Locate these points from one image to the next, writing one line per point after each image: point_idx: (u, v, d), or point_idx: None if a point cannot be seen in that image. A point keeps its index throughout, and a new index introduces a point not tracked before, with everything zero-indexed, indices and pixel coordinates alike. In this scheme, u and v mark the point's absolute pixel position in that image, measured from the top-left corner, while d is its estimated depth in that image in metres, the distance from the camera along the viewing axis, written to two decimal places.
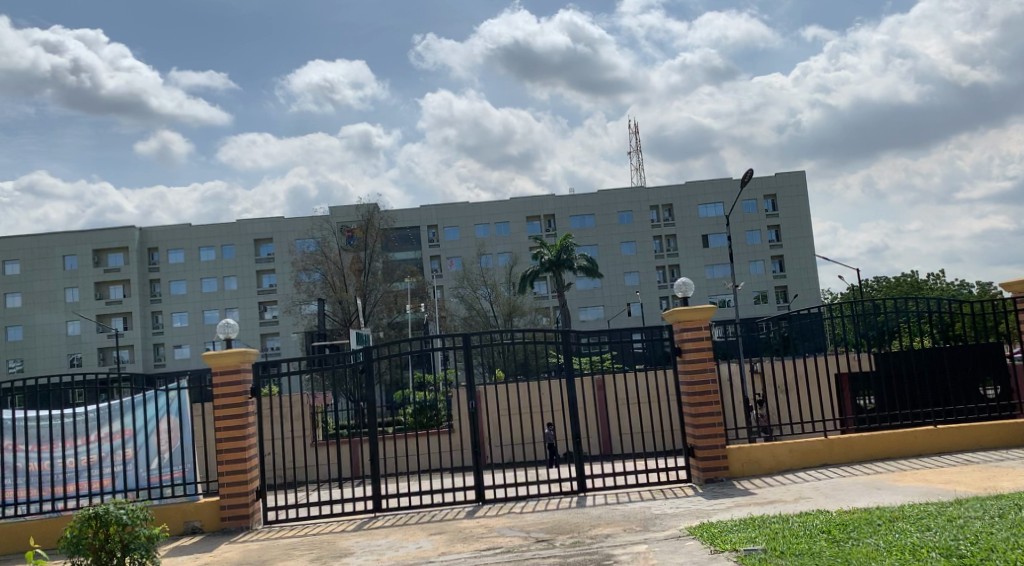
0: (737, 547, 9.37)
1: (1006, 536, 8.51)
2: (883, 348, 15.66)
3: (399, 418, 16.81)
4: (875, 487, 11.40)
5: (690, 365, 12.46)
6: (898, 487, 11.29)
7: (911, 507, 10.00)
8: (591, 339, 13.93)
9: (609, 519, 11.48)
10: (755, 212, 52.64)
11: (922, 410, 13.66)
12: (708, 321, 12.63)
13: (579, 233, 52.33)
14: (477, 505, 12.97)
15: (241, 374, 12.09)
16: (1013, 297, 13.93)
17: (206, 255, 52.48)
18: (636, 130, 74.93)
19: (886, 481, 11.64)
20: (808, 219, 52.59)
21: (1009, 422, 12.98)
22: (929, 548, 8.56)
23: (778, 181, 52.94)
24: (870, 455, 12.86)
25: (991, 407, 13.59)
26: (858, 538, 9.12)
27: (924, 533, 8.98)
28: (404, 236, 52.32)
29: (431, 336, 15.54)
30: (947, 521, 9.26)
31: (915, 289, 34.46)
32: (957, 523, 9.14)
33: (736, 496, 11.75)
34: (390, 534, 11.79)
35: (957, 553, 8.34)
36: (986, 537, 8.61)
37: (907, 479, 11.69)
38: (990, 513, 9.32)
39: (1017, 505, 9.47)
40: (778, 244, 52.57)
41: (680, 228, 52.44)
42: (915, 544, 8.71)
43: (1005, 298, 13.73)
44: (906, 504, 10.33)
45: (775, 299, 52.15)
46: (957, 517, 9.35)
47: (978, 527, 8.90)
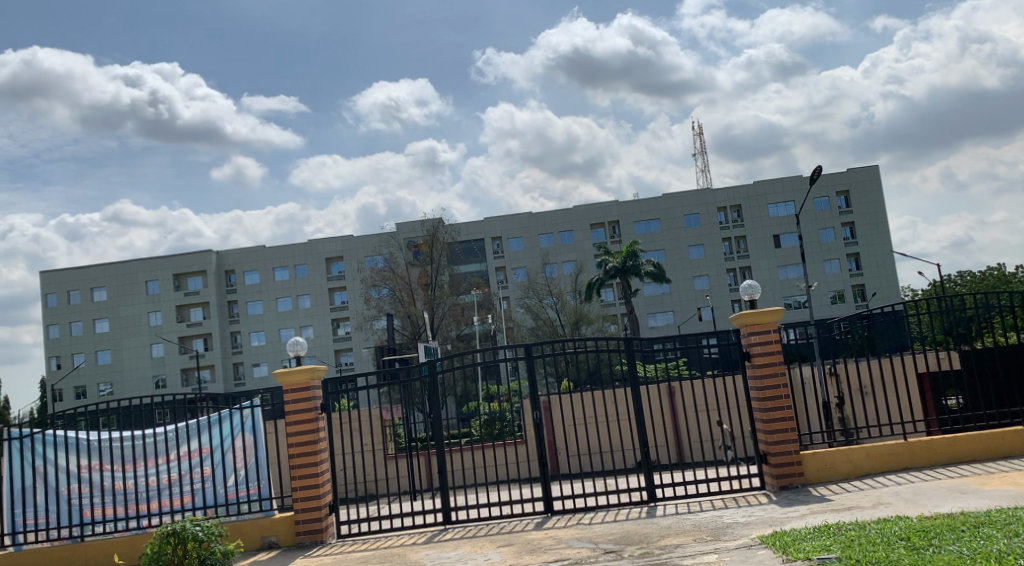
0: (811, 556, 9.03)
1: None
2: (969, 346, 14.88)
3: (467, 431, 16.73)
4: (959, 491, 10.86)
5: (760, 370, 12.12)
6: (984, 491, 10.75)
7: (998, 512, 9.48)
8: (658, 345, 13.64)
9: (679, 530, 11.21)
10: (828, 209, 51.29)
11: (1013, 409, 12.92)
12: (775, 324, 12.29)
13: (646, 238, 51.78)
14: (546, 517, 12.83)
15: (310, 391, 12.25)
16: None
17: (281, 275, 53.62)
18: (702, 137, 74.63)
19: (971, 486, 11.07)
20: (885, 213, 50.95)
21: None
22: (1017, 555, 8.08)
23: (850, 176, 51.47)
24: (959, 457, 12.27)
25: None
26: (940, 546, 8.69)
27: (1011, 539, 8.51)
28: (468, 249, 52.64)
29: (497, 349, 15.07)
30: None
31: (1003, 282, 32.85)
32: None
33: (811, 502, 11.37)
34: (459, 547, 11.76)
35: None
36: None
37: (994, 482, 11.11)
38: None
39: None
40: (853, 241, 51.07)
41: (751, 229, 51.42)
42: (1005, 550, 8.25)
43: None
44: (995, 508, 9.81)
45: (852, 299, 50.74)
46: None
47: None
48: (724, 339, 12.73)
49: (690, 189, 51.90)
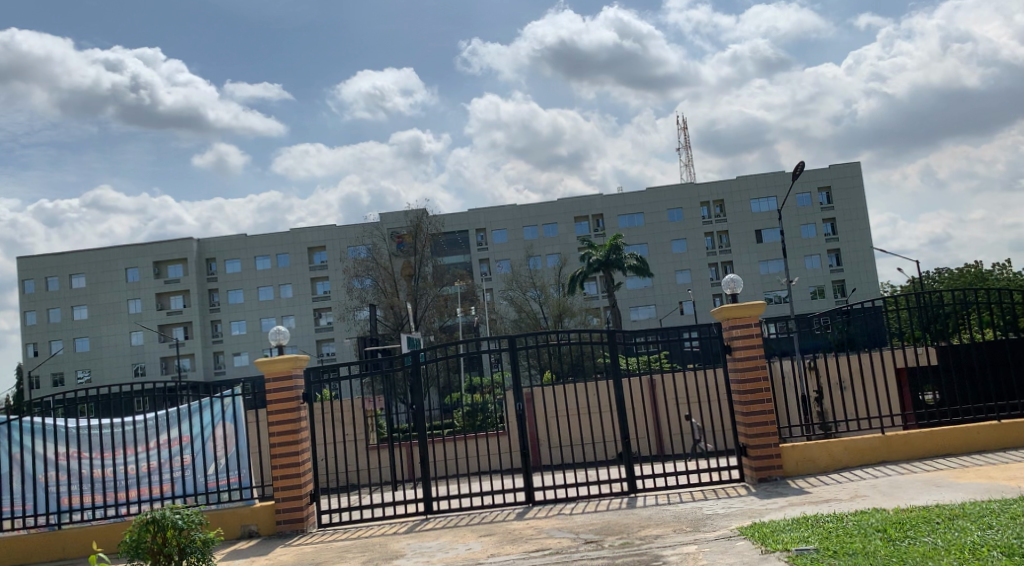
0: (789, 548, 9.13)
1: None
2: (946, 342, 15.01)
3: (447, 422, 16.82)
4: (934, 485, 11.02)
5: (742, 363, 12.23)
6: (958, 484, 10.92)
7: (973, 505, 9.63)
8: (641, 338, 13.73)
9: (659, 521, 11.31)
10: (809, 205, 51.61)
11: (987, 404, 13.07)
12: (757, 318, 12.40)
13: (630, 232, 51.96)
14: (527, 507, 12.89)
15: (293, 380, 12.24)
16: None
17: (262, 264, 53.38)
18: (687, 132, 74.95)
19: (946, 479, 11.23)
20: (865, 210, 51.38)
21: None
22: (990, 547, 8.23)
23: (831, 173, 51.84)
24: (933, 451, 12.45)
25: None
26: (916, 537, 8.82)
27: (985, 531, 8.65)
28: (453, 241, 52.39)
29: (479, 340, 15.12)
30: (1010, 518, 8.90)
31: (980, 279, 33.19)
32: (1021, 521, 8.78)
33: (789, 494, 11.50)
34: (440, 537, 11.79)
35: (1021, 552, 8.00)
36: None
37: (968, 476, 11.28)
38: None
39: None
40: (834, 237, 51.44)
41: (733, 224, 51.67)
42: (977, 542, 8.40)
43: None
44: (969, 501, 9.96)
45: (832, 294, 51.09)
46: (1021, 515, 8.98)
47: None
48: (705, 333, 12.81)
49: (673, 183, 52.11)
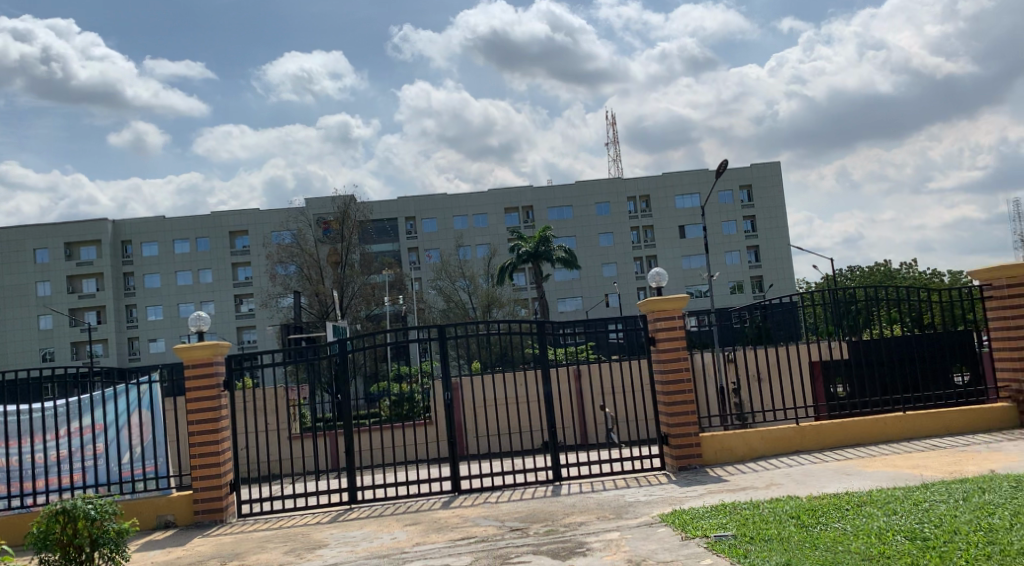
0: (708, 534, 9.42)
1: (969, 519, 8.59)
2: (857, 337, 15.53)
3: (374, 411, 16.77)
4: (843, 473, 11.48)
5: (665, 355, 12.50)
6: (866, 473, 11.39)
7: (879, 492, 10.09)
8: (568, 329, 13.89)
9: (582, 508, 11.51)
10: (731, 202, 52.82)
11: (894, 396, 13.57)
12: (681, 311, 12.68)
13: (559, 224, 52.28)
14: (453, 496, 12.95)
15: (214, 367, 12.01)
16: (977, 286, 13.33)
17: (181, 248, 51.99)
18: (614, 125, 75.78)
19: (855, 468, 11.71)
20: (784, 209, 52.88)
21: (973, 409, 12.91)
22: (895, 531, 8.62)
23: (753, 172, 53.13)
24: (839, 441, 12.95)
25: (958, 393, 13.42)
26: (827, 523, 9.19)
27: (890, 517, 9.05)
28: (381, 228, 51.73)
29: (407, 329, 15.06)
30: (913, 504, 9.35)
31: (889, 277, 34.59)
32: (924, 507, 9.23)
33: (708, 482, 11.84)
34: (365, 526, 11.76)
35: (922, 535, 8.40)
36: (949, 520, 8.68)
37: (875, 465, 11.78)
38: (954, 497, 9.40)
39: (994, 487, 9.51)
40: (753, 234, 52.81)
41: (658, 219, 52.53)
42: (883, 527, 8.78)
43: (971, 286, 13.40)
44: (876, 488, 10.45)
45: (750, 289, 52.48)
46: (924, 501, 9.44)
47: (943, 511, 8.97)
48: (631, 325, 13.03)
49: (600, 177, 52.67)
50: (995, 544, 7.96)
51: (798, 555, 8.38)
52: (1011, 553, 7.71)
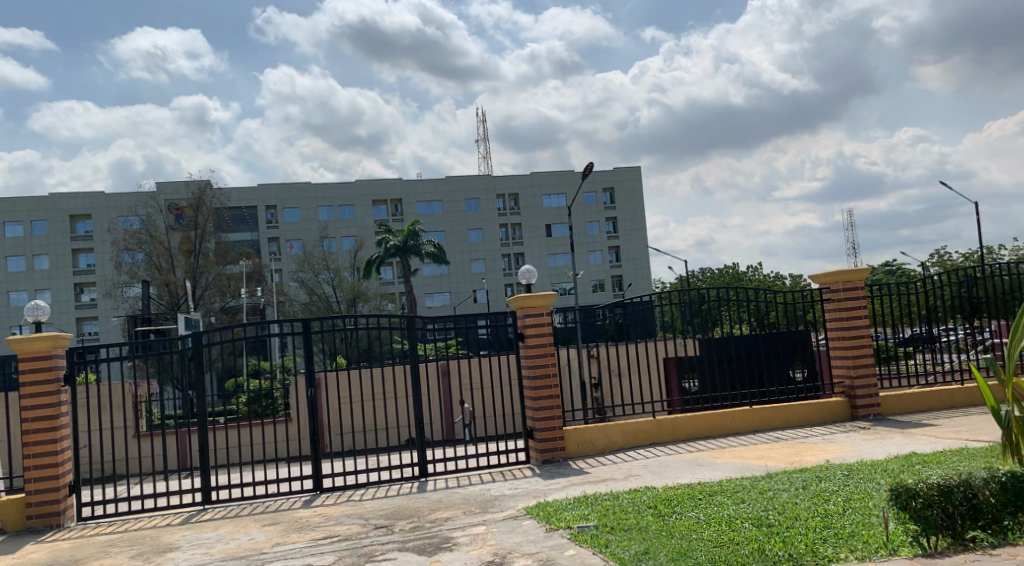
0: (572, 525, 9.42)
1: (809, 506, 8.34)
2: (707, 335, 15.80)
3: (230, 409, 16.04)
4: (697, 464, 11.74)
5: (532, 351, 12.53)
6: (717, 464, 11.64)
7: (729, 482, 10.25)
8: (436, 325, 13.70)
9: (448, 503, 11.38)
10: (595, 203, 53.86)
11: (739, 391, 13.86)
12: (549, 309, 12.75)
13: (428, 219, 51.88)
14: (315, 494, 12.53)
15: (52, 361, 11.13)
16: (818, 288, 13.64)
17: (14, 231, 48.37)
18: (481, 120, 75.91)
19: (706, 459, 11.99)
20: (643, 211, 54.58)
21: (812, 403, 13.33)
22: (743, 519, 8.26)
23: (615, 174, 54.36)
24: (695, 434, 13.24)
25: (798, 388, 13.74)
26: (682, 513, 9.15)
27: (737, 506, 8.85)
28: (239, 217, 49.86)
29: (269, 323, 14.44)
30: (759, 493, 9.28)
31: (736, 279, 36.15)
32: (768, 496, 9.14)
33: (571, 475, 11.93)
34: (220, 527, 11.20)
35: (767, 522, 7.96)
36: (790, 507, 8.43)
37: (724, 456, 12.04)
38: (795, 485, 9.31)
39: (835, 467, 9.91)
40: (614, 235, 54.16)
41: (525, 217, 53.14)
42: (731, 517, 8.46)
43: (810, 290, 13.67)
44: (724, 479, 10.61)
45: (611, 288, 53.85)
46: (768, 490, 9.39)
47: (784, 500, 8.79)
48: (498, 323, 13.01)
49: (471, 173, 52.51)
50: (834, 527, 7.57)
51: (654, 545, 7.66)
52: (844, 535, 7.31)
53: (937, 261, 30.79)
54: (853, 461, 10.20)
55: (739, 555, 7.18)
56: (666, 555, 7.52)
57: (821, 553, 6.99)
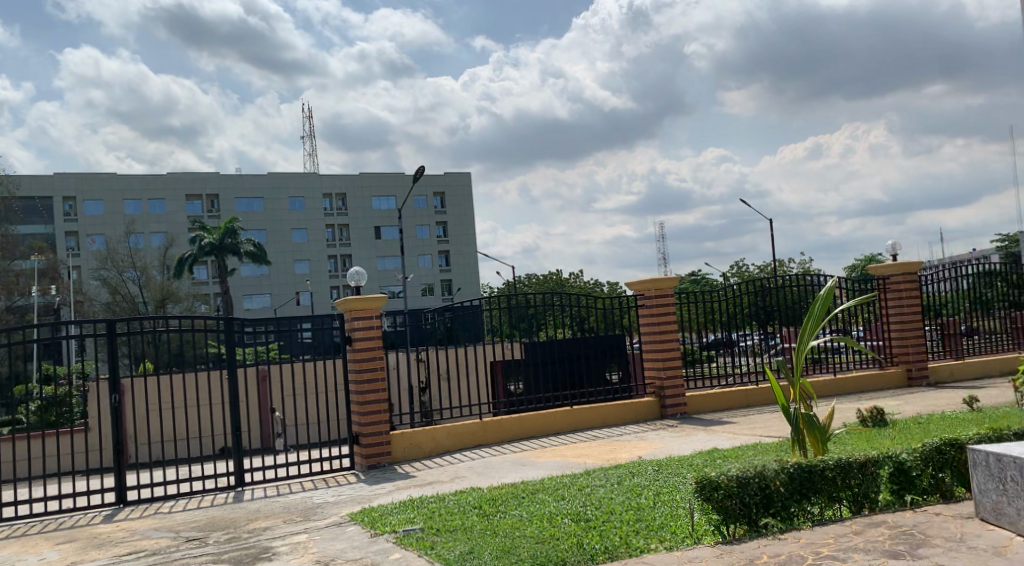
0: (396, 529, 9.11)
1: (624, 499, 7.68)
2: (532, 339, 15.71)
3: (18, 418, 14.62)
4: (521, 464, 11.43)
5: (359, 355, 12.14)
6: (540, 463, 11.29)
7: (551, 480, 9.75)
8: (256, 328, 12.96)
9: (267, 513, 10.81)
10: (425, 207, 53.48)
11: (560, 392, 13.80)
12: (379, 311, 12.40)
13: (247, 216, 49.80)
14: (117, 509, 11.60)
15: None
16: (632, 295, 13.77)
17: None
18: (308, 114, 73.73)
19: (530, 458, 11.71)
20: (473, 217, 54.84)
21: (629, 403, 13.55)
22: (562, 515, 7.48)
23: (445, 179, 54.21)
24: (516, 433, 13.19)
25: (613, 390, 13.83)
26: (506, 511, 8.99)
27: (558, 502, 8.12)
28: (29, 207, 45.76)
29: (65, 324, 13.16)
30: (576, 490, 8.50)
31: (561, 285, 36.92)
32: (586, 491, 8.35)
33: (397, 479, 11.59)
34: (6, 548, 10.14)
35: (585, 517, 7.27)
36: (606, 502, 7.73)
37: (546, 455, 11.77)
38: (611, 480, 8.60)
39: (650, 456, 10.02)
40: (445, 240, 54.20)
41: (353, 218, 52.34)
42: (549, 513, 7.64)
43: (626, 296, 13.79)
44: (547, 478, 10.06)
45: (440, 292, 53.94)
46: (585, 487, 8.63)
47: (601, 494, 8.05)
48: (323, 325, 12.47)
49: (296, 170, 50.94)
50: (645, 520, 6.89)
51: (472, 548, 6.87)
52: (654, 527, 6.64)
53: (735, 269, 32.46)
54: (669, 456, 9.67)
55: (558, 550, 6.46)
56: (489, 555, 6.76)
57: (634, 544, 6.33)
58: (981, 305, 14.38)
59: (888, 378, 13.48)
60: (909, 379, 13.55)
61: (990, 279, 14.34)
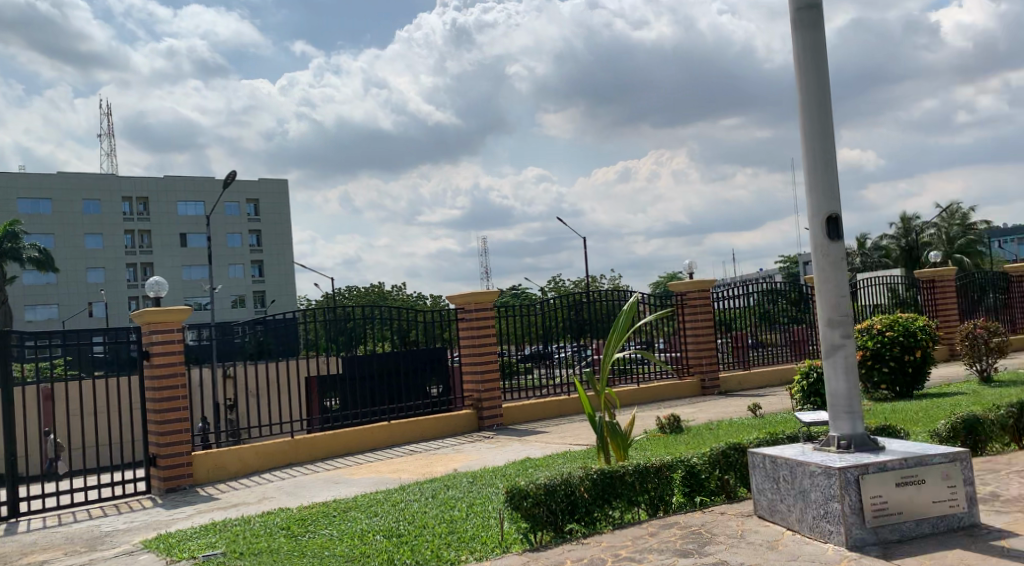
0: (195, 555, 8.76)
1: (437, 513, 7.77)
2: (350, 353, 15.20)
3: None
4: (333, 482, 11.25)
5: (158, 372, 11.21)
6: (354, 480, 11.14)
7: (365, 496, 9.71)
8: (39, 342, 11.62)
9: (46, 545, 10.09)
10: (237, 214, 51.73)
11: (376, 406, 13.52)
12: (182, 323, 11.53)
13: (32, 219, 46.33)
14: None
15: None
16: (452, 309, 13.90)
17: None
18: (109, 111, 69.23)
19: (344, 476, 11.51)
20: (289, 226, 53.53)
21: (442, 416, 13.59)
22: (374, 532, 7.47)
23: (259, 186, 52.64)
24: (329, 451, 12.78)
25: (431, 401, 13.84)
26: (315, 531, 8.79)
27: (370, 519, 8.12)
28: None
29: None
30: (389, 506, 8.50)
31: (381, 298, 36.64)
32: (399, 506, 8.38)
33: (199, 502, 10.86)
34: None
35: (397, 532, 7.31)
36: (419, 516, 7.81)
37: (361, 472, 11.58)
38: (426, 494, 8.69)
39: (465, 468, 10.22)
40: (258, 248, 52.62)
41: (155, 224, 49.79)
42: (360, 530, 7.62)
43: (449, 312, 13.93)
44: (360, 495, 9.96)
45: (253, 304, 52.18)
46: (399, 502, 8.68)
47: (415, 509, 8.11)
48: (116, 339, 11.54)
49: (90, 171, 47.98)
50: (456, 532, 7.04)
51: None
52: (466, 538, 6.77)
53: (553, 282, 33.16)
54: (484, 467, 9.94)
55: None
56: None
57: (445, 557, 6.38)
58: (765, 320, 15.46)
59: (683, 388, 14.44)
60: (701, 389, 14.54)
61: (774, 296, 15.41)
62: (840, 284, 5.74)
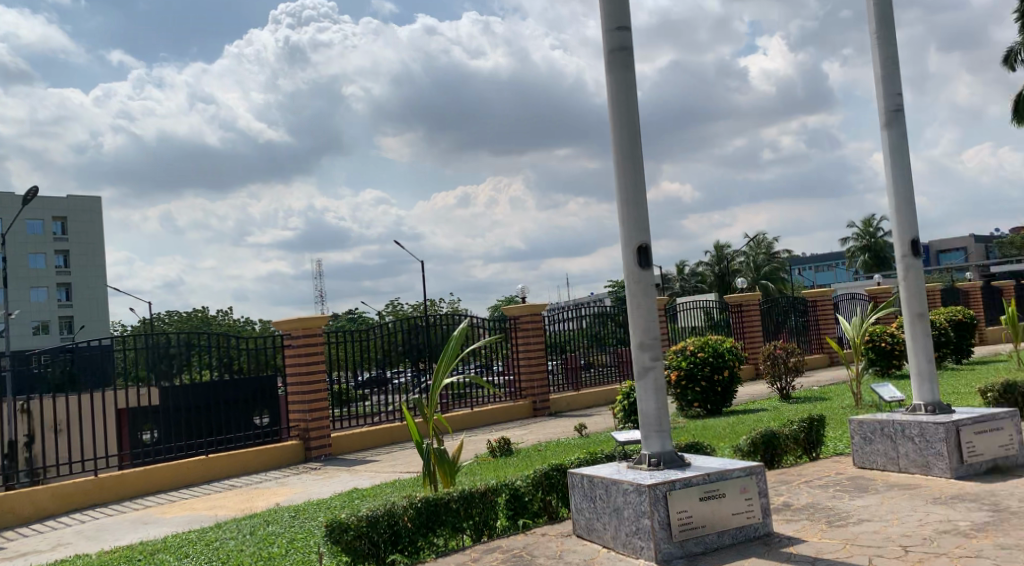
0: None
1: (253, 551, 7.50)
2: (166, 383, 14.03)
3: None
4: (141, 522, 10.29)
5: None
6: (164, 519, 10.33)
7: (176, 537, 8.97)
8: None
9: None
10: (41, 232, 48.38)
11: (196, 440, 12.70)
12: None
13: None
14: None
15: None
16: (278, 334, 13.40)
17: None
18: None
19: (153, 515, 10.59)
20: (100, 246, 50.47)
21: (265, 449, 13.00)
22: None
23: (67, 203, 49.46)
24: (141, 490, 11.74)
25: (255, 434, 13.23)
26: None
27: (180, 560, 7.70)
28: None
29: None
30: (204, 545, 8.14)
31: (205, 323, 35.01)
32: (213, 546, 8.06)
33: None
34: None
35: None
36: (235, 555, 7.51)
37: (173, 510, 10.81)
38: (243, 532, 8.38)
39: (288, 501, 9.96)
40: (64, 270, 49.31)
41: None
42: None
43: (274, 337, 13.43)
44: (171, 535, 9.42)
45: (57, 330, 48.73)
46: (214, 541, 8.30)
47: (231, 547, 7.82)
48: None
49: None
50: None
51: None
52: None
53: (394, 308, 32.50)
54: (308, 500, 9.72)
55: None
56: None
57: None
58: (596, 341, 16.11)
59: (515, 410, 14.64)
60: (533, 410, 14.81)
61: (604, 319, 16.14)
62: (650, 310, 6.03)
